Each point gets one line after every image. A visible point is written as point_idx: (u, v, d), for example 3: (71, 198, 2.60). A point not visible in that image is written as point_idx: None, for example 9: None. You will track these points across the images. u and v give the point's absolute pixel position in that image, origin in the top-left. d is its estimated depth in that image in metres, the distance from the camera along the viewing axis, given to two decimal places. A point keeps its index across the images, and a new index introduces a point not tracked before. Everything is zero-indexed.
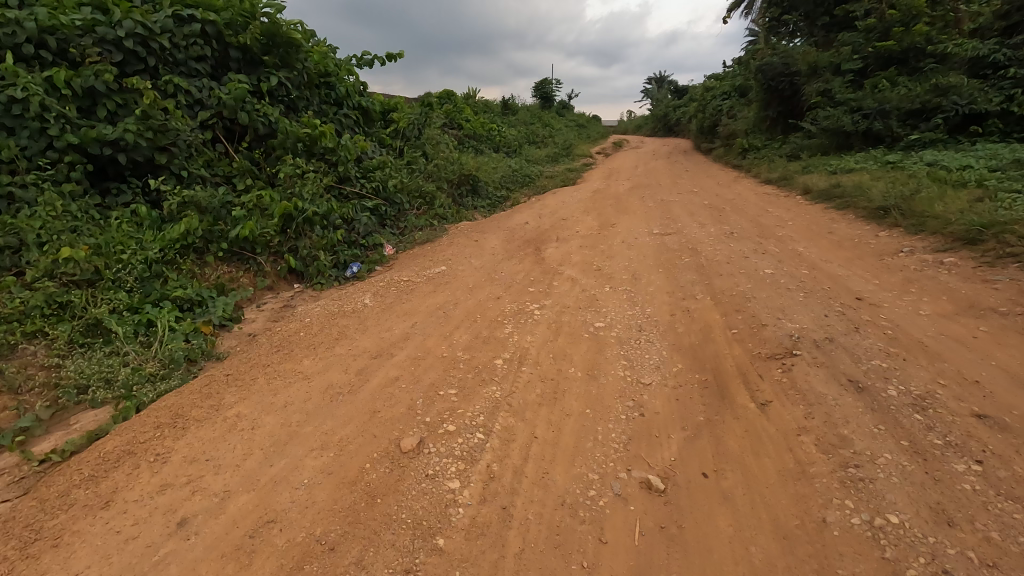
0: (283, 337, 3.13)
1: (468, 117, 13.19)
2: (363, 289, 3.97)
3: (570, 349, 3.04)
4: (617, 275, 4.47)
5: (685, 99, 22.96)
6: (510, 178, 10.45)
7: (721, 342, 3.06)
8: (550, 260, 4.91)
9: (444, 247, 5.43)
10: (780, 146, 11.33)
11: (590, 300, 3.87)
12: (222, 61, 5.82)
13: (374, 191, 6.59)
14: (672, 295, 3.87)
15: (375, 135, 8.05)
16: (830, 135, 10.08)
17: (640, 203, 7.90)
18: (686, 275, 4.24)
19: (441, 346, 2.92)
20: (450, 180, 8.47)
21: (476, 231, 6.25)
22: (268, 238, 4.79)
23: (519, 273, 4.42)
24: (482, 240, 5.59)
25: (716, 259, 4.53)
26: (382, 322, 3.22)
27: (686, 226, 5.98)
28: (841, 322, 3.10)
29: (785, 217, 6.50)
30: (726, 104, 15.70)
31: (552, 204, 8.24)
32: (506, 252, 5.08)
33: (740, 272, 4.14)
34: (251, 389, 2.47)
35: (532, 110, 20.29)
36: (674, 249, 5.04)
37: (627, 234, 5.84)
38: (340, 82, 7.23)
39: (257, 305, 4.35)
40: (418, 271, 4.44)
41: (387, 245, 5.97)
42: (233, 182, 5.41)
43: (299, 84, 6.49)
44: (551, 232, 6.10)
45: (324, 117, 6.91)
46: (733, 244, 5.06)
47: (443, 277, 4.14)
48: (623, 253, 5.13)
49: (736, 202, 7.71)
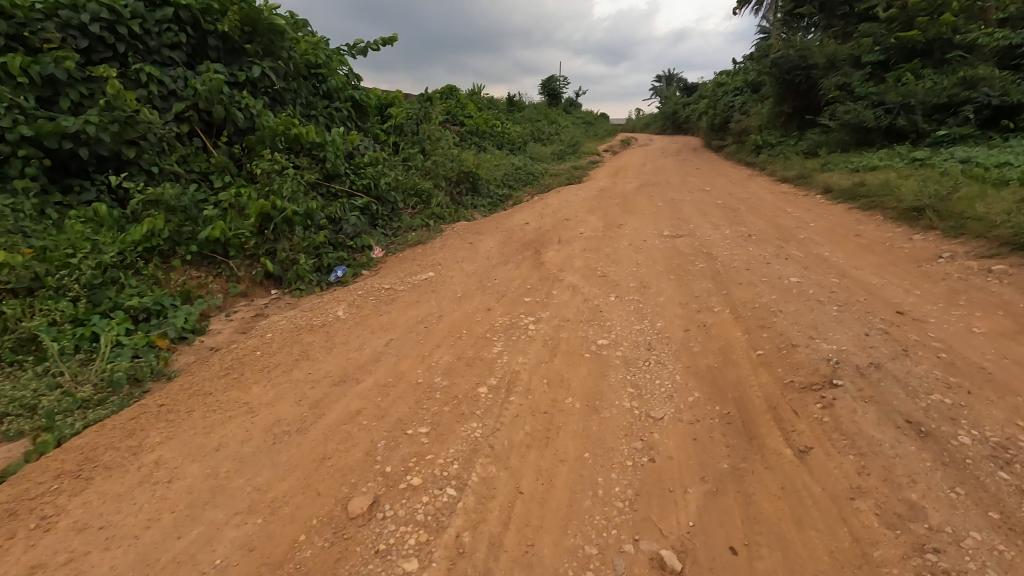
0: (236, 355, 2.72)
1: (471, 113, 12.78)
2: (339, 297, 3.57)
3: (567, 373, 2.62)
4: (623, 282, 4.04)
5: (695, 96, 22.39)
6: (513, 176, 10.01)
7: (744, 367, 2.62)
8: (550, 265, 4.49)
9: (436, 249, 5.02)
10: (796, 143, 10.82)
11: (593, 312, 3.44)
12: (201, 49, 5.44)
13: (364, 188, 6.19)
14: (685, 307, 3.44)
15: (369, 130, 7.66)
16: (850, 131, 9.57)
17: (649, 202, 7.45)
18: (700, 283, 3.80)
19: (416, 369, 2.51)
20: (448, 177, 8.05)
21: (472, 231, 5.83)
22: (243, 239, 4.39)
23: (515, 279, 4.00)
24: (478, 241, 5.18)
25: (733, 265, 4.09)
26: (353, 339, 2.82)
27: (699, 228, 5.54)
28: (885, 343, 2.65)
29: (806, 218, 6.02)
30: (738, 100, 15.20)
31: (555, 203, 7.81)
32: (502, 255, 4.66)
33: (761, 280, 3.70)
34: (182, 424, 2.07)
35: (538, 106, 19.84)
36: (686, 253, 4.60)
37: (635, 236, 5.40)
38: (331, 73, 6.84)
39: (227, 314, 3.95)
40: (404, 276, 4.04)
41: (376, 247, 5.57)
42: (210, 179, 5.03)
43: (285, 74, 6.10)
44: (553, 233, 5.67)
45: (313, 111, 6.52)
46: (751, 248, 4.61)
47: (430, 284, 3.73)
48: (630, 257, 4.69)
49: (751, 202, 7.24)
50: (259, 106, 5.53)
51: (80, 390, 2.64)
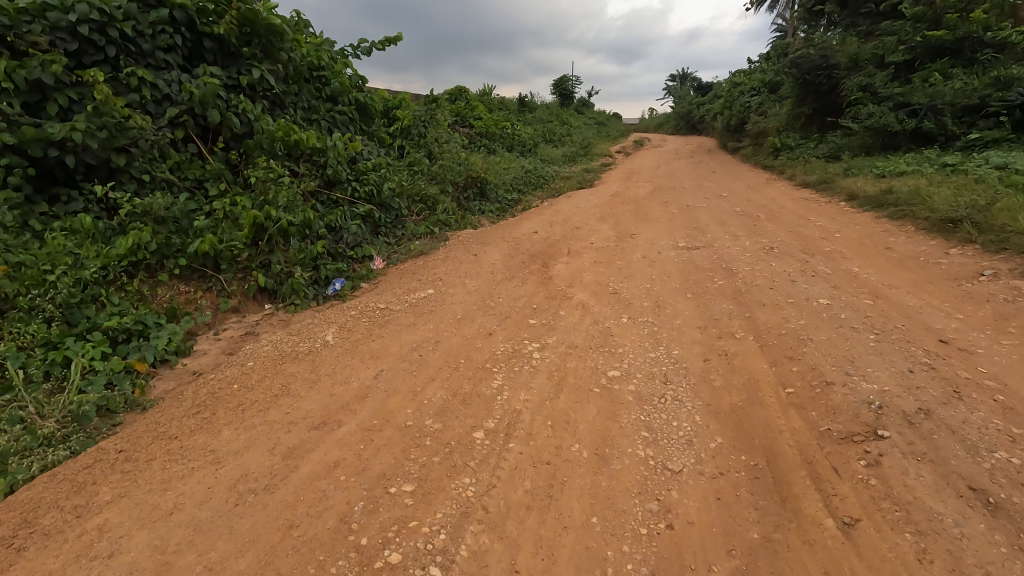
0: (212, 387, 2.50)
1: (480, 114, 12.54)
2: (331, 317, 3.35)
3: (574, 413, 2.36)
4: (636, 301, 3.77)
5: (710, 96, 21.96)
6: (522, 180, 9.75)
7: (773, 409, 2.34)
8: (558, 280, 4.23)
9: (439, 261, 4.78)
10: (817, 146, 10.44)
11: (603, 337, 3.17)
12: (197, 51, 5.25)
13: (366, 195, 5.97)
14: (704, 332, 3.16)
15: (374, 133, 7.44)
16: (874, 134, 9.17)
17: (663, 209, 7.15)
18: (719, 304, 3.52)
19: (405, 408, 2.27)
20: (455, 182, 7.81)
21: (478, 240, 5.59)
22: (236, 251, 4.18)
23: (521, 297, 3.75)
24: (483, 253, 4.92)
25: (755, 283, 3.80)
26: (341, 369, 2.58)
27: (717, 239, 5.24)
28: (933, 382, 2.35)
29: (830, 228, 5.69)
30: (755, 100, 14.79)
31: (566, 209, 7.54)
32: (508, 268, 4.41)
33: (787, 302, 3.41)
34: (138, 477, 1.84)
35: (550, 107, 19.56)
36: (704, 268, 4.31)
37: (649, 247, 5.12)
38: (334, 75, 6.63)
39: (215, 332, 3.74)
40: (402, 292, 3.81)
41: (377, 257, 5.35)
42: (204, 186, 4.83)
43: (286, 77, 5.90)
44: (562, 244, 5.40)
45: (315, 115, 6.31)
46: (774, 263, 4.31)
47: (428, 303, 3.49)
48: (644, 271, 4.41)
49: (771, 209, 6.91)
50: (258, 111, 5.33)
51: (42, 424, 2.43)
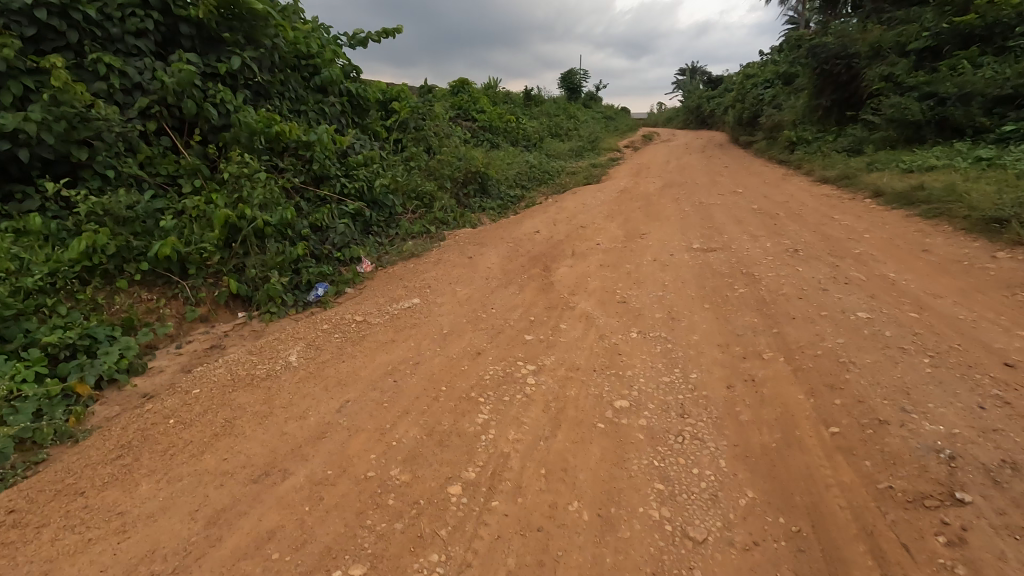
0: (146, 420, 2.11)
1: (483, 108, 12.11)
2: (300, 330, 2.97)
3: (574, 457, 1.96)
4: (647, 312, 3.35)
5: (721, 89, 21.36)
6: (526, 175, 9.32)
7: (815, 454, 1.93)
8: (561, 287, 3.82)
9: (431, 264, 4.38)
10: (836, 139, 9.93)
11: (610, 357, 2.76)
12: (173, 36, 4.86)
13: (356, 192, 5.60)
14: (726, 351, 2.74)
15: (369, 127, 7.05)
16: (898, 127, 8.65)
17: (675, 206, 6.70)
18: (742, 317, 3.10)
19: (368, 453, 1.87)
20: (454, 178, 7.41)
21: (475, 240, 5.19)
22: (205, 254, 3.81)
23: (517, 307, 3.34)
24: (478, 254, 4.52)
25: (781, 292, 3.37)
26: (298, 400, 2.19)
27: (734, 240, 4.80)
28: (1014, 423, 1.93)
29: (857, 228, 5.23)
30: (770, 92, 14.24)
31: (571, 206, 7.12)
32: (505, 273, 4.00)
33: (821, 315, 2.98)
34: (21, 554, 1.48)
35: (556, 100, 19.09)
36: (722, 273, 3.88)
37: (660, 249, 4.70)
38: (324, 64, 6.23)
39: (177, 346, 3.37)
40: (383, 301, 3.41)
41: (365, 259, 4.97)
42: (177, 183, 4.47)
43: (270, 65, 5.51)
44: (566, 245, 4.99)
45: (302, 106, 5.93)
46: (801, 267, 3.87)
47: (412, 315, 3.09)
48: (655, 276, 3.99)
49: (790, 207, 6.45)
50: (238, 102, 4.96)
51: None
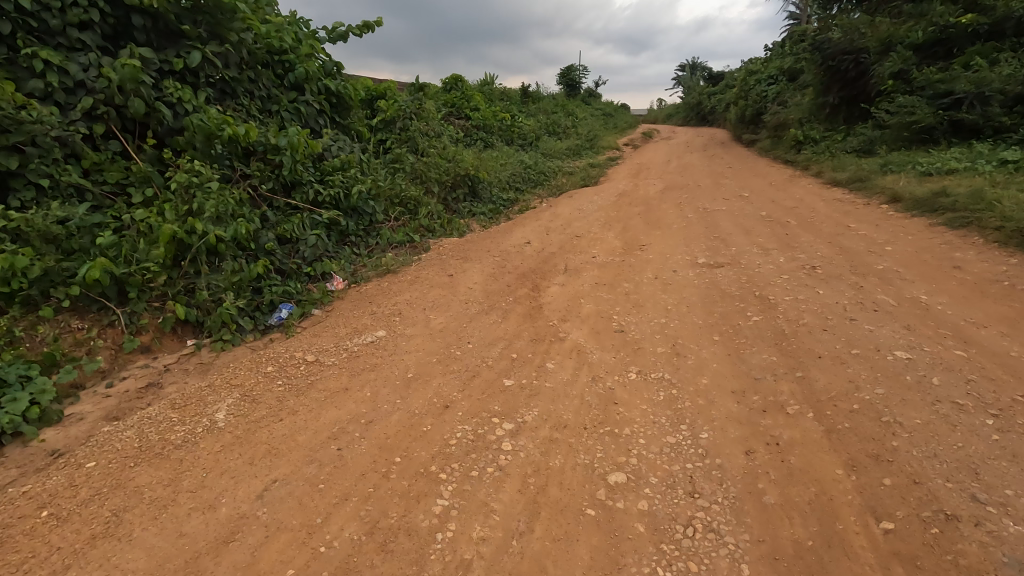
0: (16, 510, 1.68)
1: (477, 106, 11.65)
2: (241, 373, 2.53)
3: (556, 566, 1.53)
4: (647, 345, 2.92)
5: (722, 85, 20.86)
6: (520, 177, 8.87)
7: (865, 564, 1.50)
8: (550, 312, 3.38)
9: (407, 282, 3.94)
10: (845, 139, 9.48)
11: (603, 408, 2.33)
12: (124, 30, 4.40)
13: (331, 199, 5.17)
14: (741, 402, 2.30)
15: (351, 127, 6.60)
16: (911, 127, 8.19)
17: (677, 213, 6.26)
18: (758, 355, 2.66)
19: (284, 569, 1.45)
20: (441, 182, 6.97)
21: (459, 253, 4.75)
22: (149, 276, 3.37)
23: (499, 339, 2.91)
24: (460, 271, 4.08)
25: (801, 323, 2.93)
26: (212, 480, 1.76)
27: (743, 255, 4.36)
28: None
29: (877, 239, 4.78)
30: (774, 89, 13.76)
31: (566, 211, 6.68)
32: (488, 294, 3.56)
33: (852, 355, 2.54)
34: None
35: (555, 98, 18.59)
36: (732, 296, 3.45)
37: (662, 264, 4.26)
38: (300, 60, 5.77)
39: (106, 385, 2.93)
40: (345, 332, 2.98)
41: (338, 275, 4.53)
42: (126, 193, 4.03)
43: (237, 61, 5.05)
44: (558, 259, 4.55)
45: (274, 106, 5.48)
46: (820, 289, 3.44)
47: (373, 353, 2.65)
48: (657, 299, 3.55)
49: (801, 214, 6.00)
50: (199, 103, 4.52)
51: None
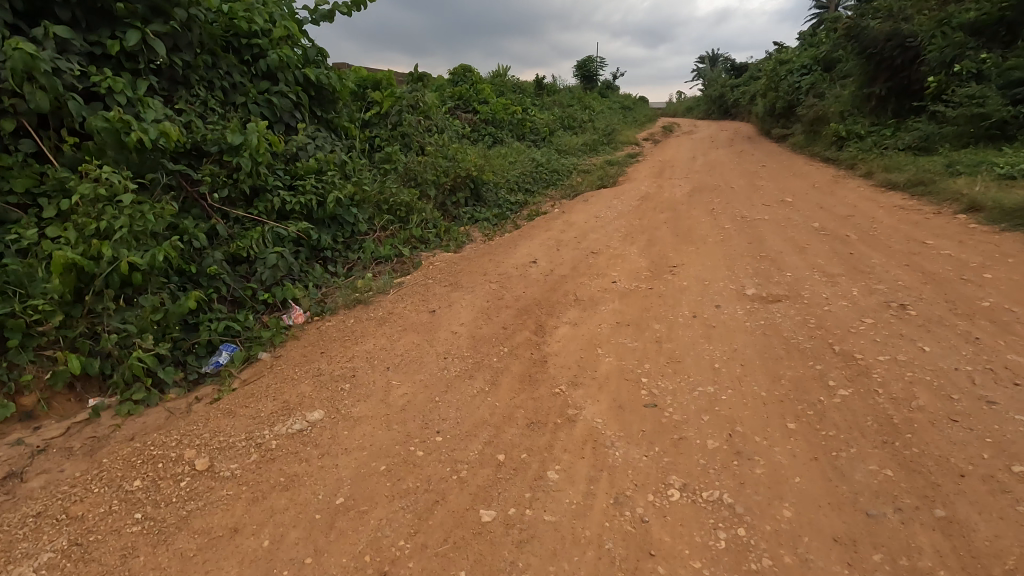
0: None
1: (486, 99, 10.79)
2: (97, 488, 1.73)
3: None
4: (692, 433, 2.08)
5: (748, 76, 19.67)
6: (530, 176, 8.00)
7: None
8: (557, 372, 2.55)
9: (377, 318, 3.13)
10: (895, 134, 8.46)
11: (635, 568, 1.49)
12: (42, 5, 3.58)
13: (301, 207, 4.38)
14: (855, 567, 1.46)
15: (334, 121, 5.79)
16: (977, 121, 7.12)
17: (710, 222, 5.36)
18: (861, 466, 1.80)
19: None
20: (438, 183, 6.15)
21: (450, 275, 3.93)
22: (37, 317, 2.57)
23: (482, 422, 2.08)
24: (445, 305, 3.25)
25: (914, 407, 2.05)
26: None
27: (804, 284, 3.46)
28: None
29: (968, 261, 3.86)
30: (807, 78, 12.56)
31: (582, 218, 5.83)
32: (476, 342, 2.74)
33: (1014, 476, 1.68)
34: None
35: (570, 90, 17.62)
36: (803, 352, 2.58)
37: (699, 297, 3.40)
38: (273, 43, 4.95)
39: None
40: (272, 407, 2.17)
41: (299, 304, 3.74)
42: (38, 206, 3.24)
43: (190, 43, 4.24)
44: (570, 285, 3.71)
45: (239, 98, 4.68)
46: (923, 343, 2.54)
47: (296, 455, 1.84)
48: (699, 352, 2.70)
49: (860, 225, 5.06)
50: (138, 96, 3.75)
51: None
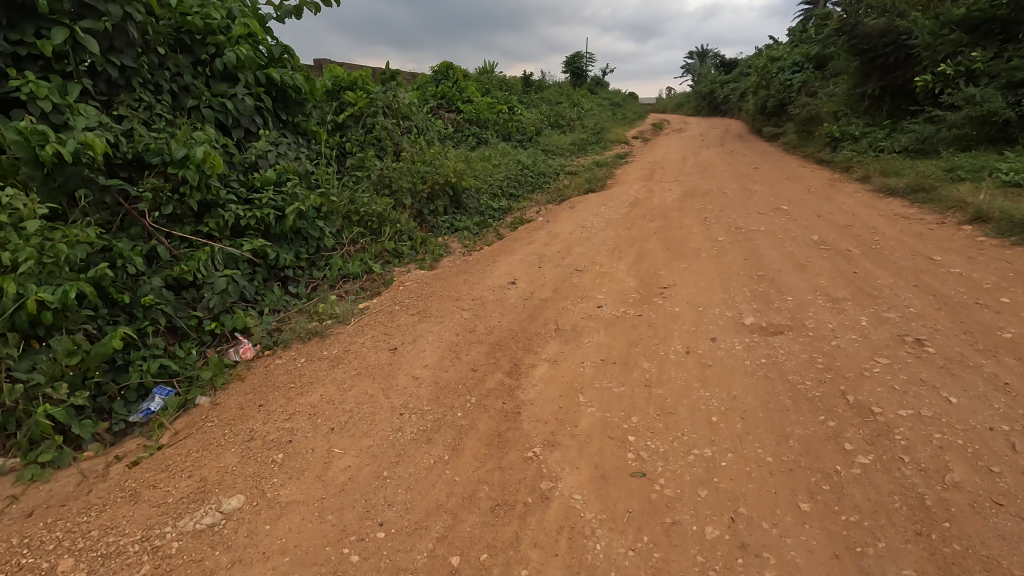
0: None
1: (470, 98, 10.41)
2: None
3: None
4: (686, 516, 1.75)
5: (738, 72, 19.38)
6: (515, 181, 7.64)
7: None
8: (531, 428, 2.21)
9: (331, 357, 2.77)
10: (891, 135, 8.18)
11: None
12: None
13: (258, 223, 4.01)
14: None
15: (301, 125, 5.39)
16: (976, 123, 6.85)
17: (703, 233, 5.04)
18: (892, 571, 1.49)
19: None
20: (414, 191, 5.78)
21: (419, 299, 3.58)
22: None
23: (437, 506, 1.74)
24: (410, 339, 2.90)
25: (948, 484, 1.74)
26: None
27: (807, 311, 3.15)
28: None
29: (982, 281, 3.56)
30: (799, 76, 12.29)
31: (567, 228, 5.49)
32: (439, 390, 2.39)
33: None
34: None
35: (558, 87, 17.23)
36: (812, 403, 2.25)
37: (692, 327, 3.07)
38: (230, 41, 4.54)
39: None
40: (184, 487, 1.82)
41: (245, 335, 3.37)
42: None
43: (130, 42, 3.82)
44: (550, 312, 3.37)
45: (191, 103, 4.28)
46: (949, 391, 2.23)
47: (199, 566, 1.51)
48: (694, 401, 2.37)
49: (861, 237, 4.76)
50: (67, 103, 3.35)
51: None
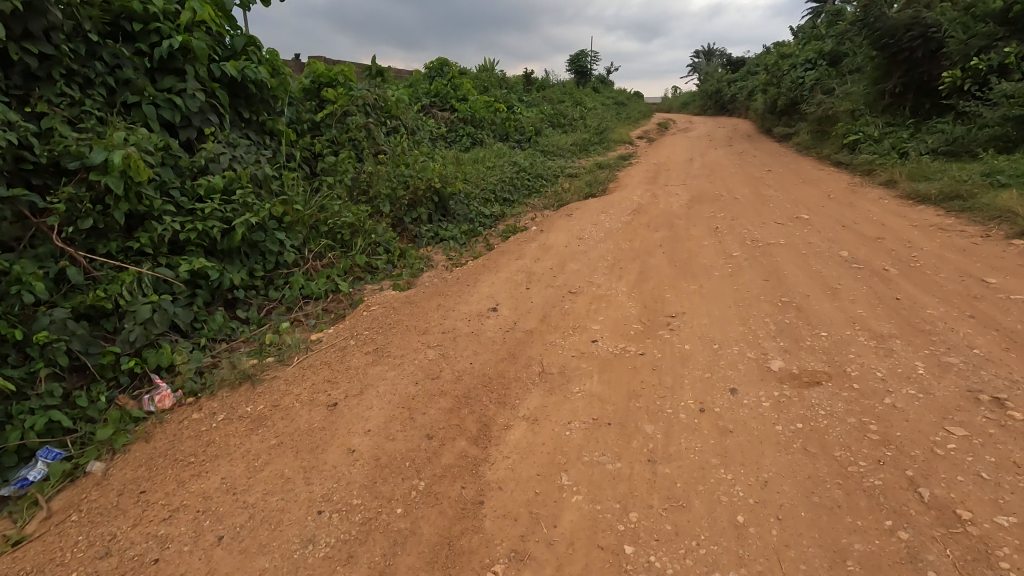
0: None
1: (465, 95, 9.87)
2: None
3: None
4: None
5: (746, 70, 18.73)
6: (510, 184, 7.06)
7: None
8: (496, 531, 1.66)
9: (255, 414, 2.21)
10: (916, 135, 7.58)
11: None
12: None
13: (201, 238, 3.46)
14: None
15: (267, 123, 4.83)
16: (1015, 123, 6.25)
17: (715, 246, 4.47)
18: None
19: None
20: (393, 197, 5.22)
21: (380, 330, 3.03)
22: None
23: None
24: (358, 390, 2.34)
25: None
26: None
27: (847, 353, 2.58)
28: None
29: None
30: (812, 73, 11.66)
31: (562, 239, 4.93)
32: (380, 471, 1.84)
33: None
34: None
35: (560, 85, 16.67)
36: (873, 499, 1.69)
37: (706, 373, 2.50)
38: (178, 30, 3.99)
39: None
40: None
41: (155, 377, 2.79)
42: None
43: (47, 28, 3.27)
44: (535, 349, 2.81)
45: (130, 99, 3.73)
46: None
47: None
48: (713, 488, 1.80)
49: (895, 252, 4.19)
50: None
51: None
